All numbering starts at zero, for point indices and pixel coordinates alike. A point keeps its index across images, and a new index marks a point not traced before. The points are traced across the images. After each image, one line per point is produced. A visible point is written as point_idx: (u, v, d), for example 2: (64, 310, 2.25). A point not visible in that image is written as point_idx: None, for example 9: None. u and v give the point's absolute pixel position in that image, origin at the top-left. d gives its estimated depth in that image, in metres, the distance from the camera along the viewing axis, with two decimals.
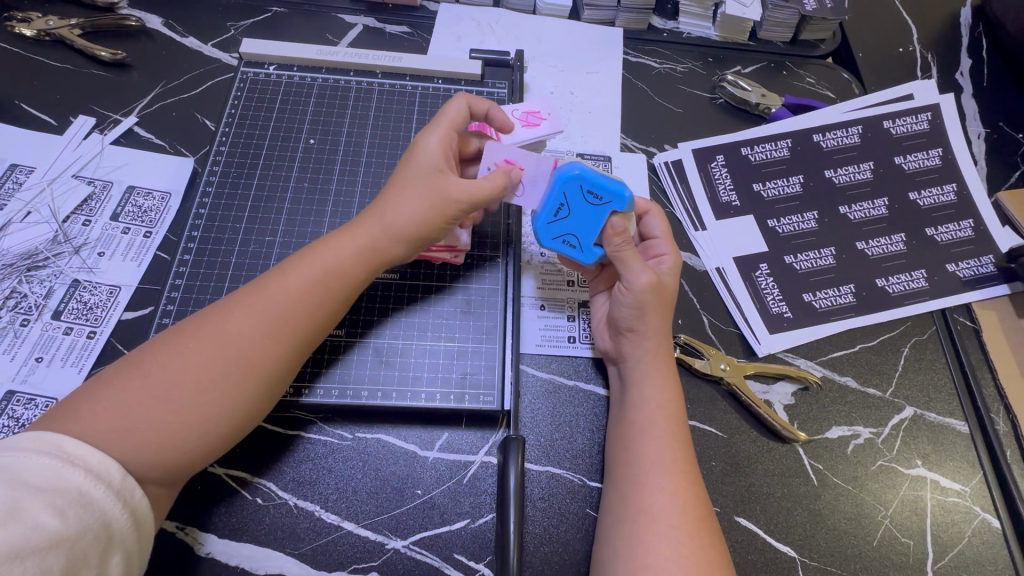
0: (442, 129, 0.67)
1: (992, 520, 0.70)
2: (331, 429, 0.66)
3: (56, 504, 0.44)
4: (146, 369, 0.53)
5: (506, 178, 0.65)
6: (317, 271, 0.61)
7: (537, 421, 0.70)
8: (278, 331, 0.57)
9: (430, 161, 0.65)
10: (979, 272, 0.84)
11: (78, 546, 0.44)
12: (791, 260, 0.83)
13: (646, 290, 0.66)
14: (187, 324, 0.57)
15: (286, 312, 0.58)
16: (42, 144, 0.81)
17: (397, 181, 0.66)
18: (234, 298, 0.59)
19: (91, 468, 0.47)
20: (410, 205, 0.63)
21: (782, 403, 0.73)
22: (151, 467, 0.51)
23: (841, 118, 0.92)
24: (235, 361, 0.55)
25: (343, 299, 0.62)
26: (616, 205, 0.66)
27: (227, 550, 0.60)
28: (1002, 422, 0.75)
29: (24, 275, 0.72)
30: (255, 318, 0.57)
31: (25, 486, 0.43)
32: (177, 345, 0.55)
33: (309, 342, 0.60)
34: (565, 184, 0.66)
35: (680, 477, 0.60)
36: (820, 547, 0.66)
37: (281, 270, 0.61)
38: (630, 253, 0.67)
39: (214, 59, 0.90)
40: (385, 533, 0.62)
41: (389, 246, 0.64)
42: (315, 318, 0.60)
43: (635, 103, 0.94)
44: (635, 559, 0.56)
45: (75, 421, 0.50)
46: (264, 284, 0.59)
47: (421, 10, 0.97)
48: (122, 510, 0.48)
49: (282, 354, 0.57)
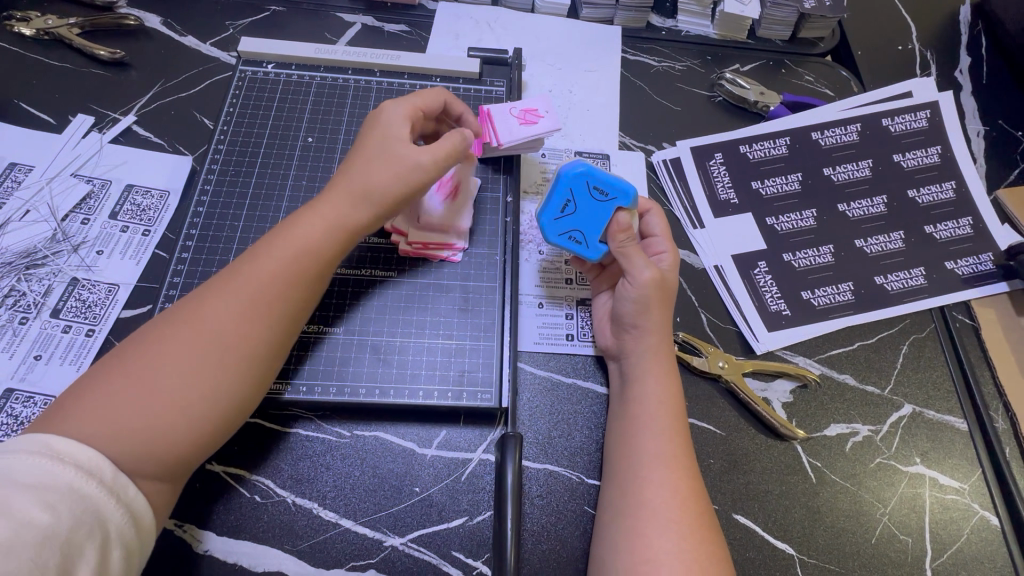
0: (409, 102, 0.70)
1: (991, 518, 0.70)
2: (329, 426, 0.67)
3: (46, 501, 0.44)
4: (131, 361, 0.53)
5: (460, 135, 0.68)
6: (294, 252, 0.61)
7: (535, 418, 0.70)
8: (257, 311, 0.57)
9: (395, 126, 0.67)
10: (978, 269, 0.83)
11: (72, 541, 0.44)
12: (789, 258, 0.83)
13: (649, 285, 0.66)
14: (163, 320, 0.57)
15: (264, 293, 0.58)
16: (42, 143, 0.81)
17: (363, 149, 0.67)
18: (209, 288, 0.59)
19: (82, 465, 0.47)
20: (380, 170, 0.64)
21: (780, 401, 0.73)
22: (144, 459, 0.50)
23: (839, 115, 0.92)
24: (219, 343, 0.55)
25: (320, 273, 0.62)
26: (622, 202, 0.69)
27: (226, 547, 0.60)
28: (1001, 420, 0.75)
29: (23, 274, 0.72)
30: (233, 300, 0.57)
31: (15, 485, 0.43)
32: (158, 338, 0.55)
33: (291, 319, 0.60)
34: (571, 180, 0.69)
35: (679, 472, 0.60)
36: (818, 544, 0.66)
37: (253, 255, 0.61)
38: (634, 250, 0.67)
39: (213, 58, 0.90)
40: (383, 531, 0.62)
41: (361, 213, 0.64)
42: (296, 295, 0.60)
43: (633, 101, 0.94)
44: (633, 554, 0.56)
45: (67, 420, 0.49)
46: (239, 269, 0.59)
47: (420, 9, 0.97)
48: (116, 505, 0.47)
49: (262, 332, 0.58)
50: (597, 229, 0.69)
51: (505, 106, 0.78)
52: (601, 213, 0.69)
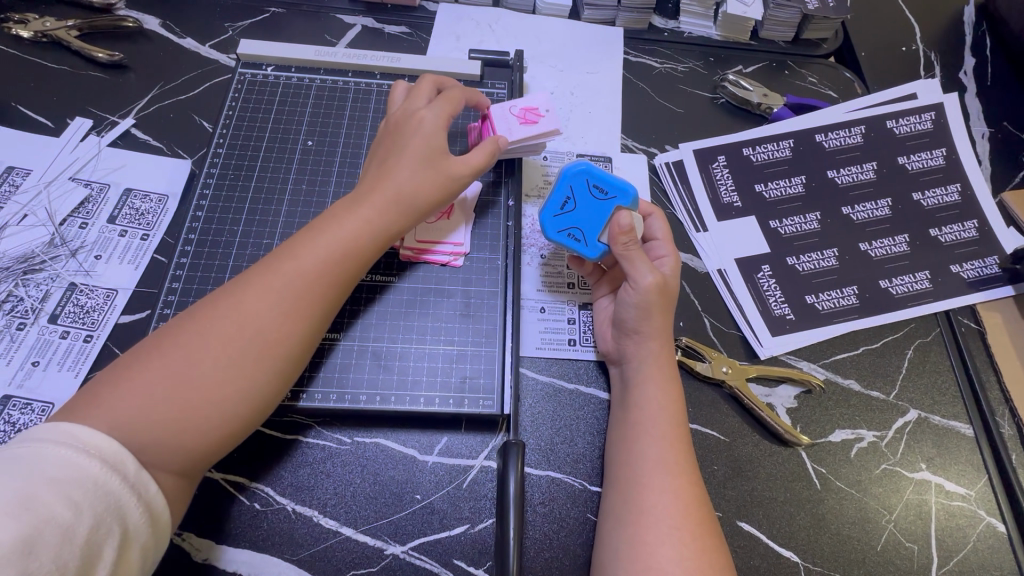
0: (444, 107, 0.69)
1: (997, 524, 0.69)
2: (329, 433, 0.66)
3: (71, 497, 0.43)
4: (170, 352, 0.53)
5: (491, 146, 0.70)
6: (333, 248, 0.60)
7: (537, 424, 0.69)
8: (295, 309, 0.57)
9: (435, 133, 0.67)
10: (983, 273, 0.83)
11: (92, 540, 0.43)
12: (793, 261, 0.82)
13: (652, 291, 0.66)
14: (202, 307, 0.56)
15: (301, 291, 0.57)
16: (39, 146, 0.80)
17: (401, 151, 0.66)
18: (247, 278, 0.58)
19: (107, 459, 0.46)
20: (424, 180, 0.65)
21: (784, 407, 0.73)
22: (168, 454, 0.50)
23: (843, 118, 0.91)
24: (254, 340, 0.55)
25: (357, 274, 0.62)
26: (622, 201, 0.69)
27: (225, 556, 0.60)
28: (1007, 425, 0.75)
29: (21, 279, 0.72)
30: (274, 297, 0.56)
31: (41, 478, 0.43)
32: (196, 328, 0.54)
33: (326, 319, 0.60)
34: (571, 177, 0.69)
35: (682, 478, 0.59)
36: (824, 551, 0.66)
37: (293, 248, 0.60)
38: (636, 254, 0.66)
39: (213, 60, 0.89)
40: (384, 539, 0.62)
41: (399, 218, 0.64)
42: (332, 295, 0.59)
43: (635, 104, 0.93)
44: (637, 561, 0.55)
45: (94, 408, 0.49)
46: (279, 263, 0.58)
47: (421, 11, 0.97)
48: (138, 503, 0.46)
49: (299, 333, 0.57)
50: (597, 227, 0.68)
51: (506, 104, 0.77)
52: (601, 210, 0.69)
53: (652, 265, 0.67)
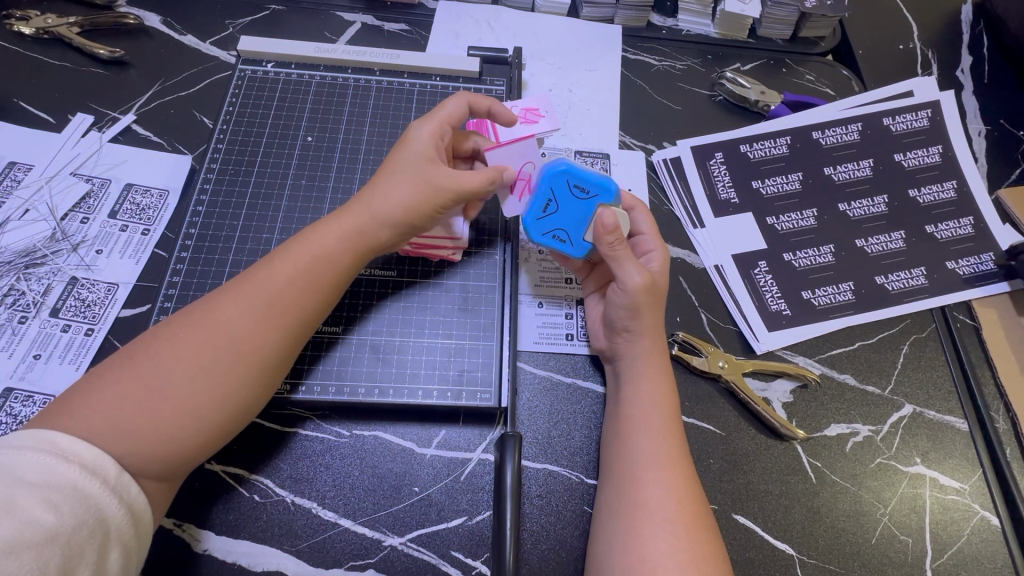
0: (436, 124, 0.68)
1: (992, 518, 0.70)
2: (328, 426, 0.66)
3: (51, 500, 0.44)
4: (141, 363, 0.53)
5: (496, 172, 0.67)
6: (306, 258, 0.60)
7: (535, 417, 0.70)
8: (269, 317, 0.57)
9: (420, 149, 0.66)
10: (979, 269, 0.83)
11: (74, 541, 0.44)
12: (789, 258, 0.82)
13: (640, 290, 0.65)
14: (178, 318, 0.57)
15: (275, 300, 0.58)
16: (40, 142, 0.81)
17: (387, 166, 0.66)
18: (223, 290, 0.59)
19: (85, 464, 0.47)
20: (401, 190, 0.63)
21: (780, 401, 0.73)
22: (147, 460, 0.50)
23: (840, 115, 0.92)
24: (226, 349, 0.55)
25: (334, 284, 0.62)
26: (604, 198, 0.69)
27: (225, 546, 0.60)
28: (1002, 420, 0.75)
29: (22, 273, 0.72)
30: (247, 306, 0.57)
31: (21, 483, 0.43)
32: (168, 338, 0.54)
33: (302, 328, 0.60)
34: (551, 180, 0.68)
35: (676, 472, 0.60)
36: (819, 544, 0.66)
37: (269, 260, 0.60)
38: (623, 253, 0.66)
39: (213, 57, 0.90)
40: (382, 530, 0.62)
41: (379, 232, 0.64)
42: (307, 304, 0.59)
43: (633, 101, 0.93)
44: (632, 554, 0.56)
45: (69, 416, 0.49)
46: (253, 274, 0.59)
47: (420, 9, 0.97)
48: (118, 505, 0.47)
49: (275, 342, 0.57)
50: (581, 227, 0.69)
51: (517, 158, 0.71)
52: (585, 210, 0.69)
53: (639, 265, 0.67)
